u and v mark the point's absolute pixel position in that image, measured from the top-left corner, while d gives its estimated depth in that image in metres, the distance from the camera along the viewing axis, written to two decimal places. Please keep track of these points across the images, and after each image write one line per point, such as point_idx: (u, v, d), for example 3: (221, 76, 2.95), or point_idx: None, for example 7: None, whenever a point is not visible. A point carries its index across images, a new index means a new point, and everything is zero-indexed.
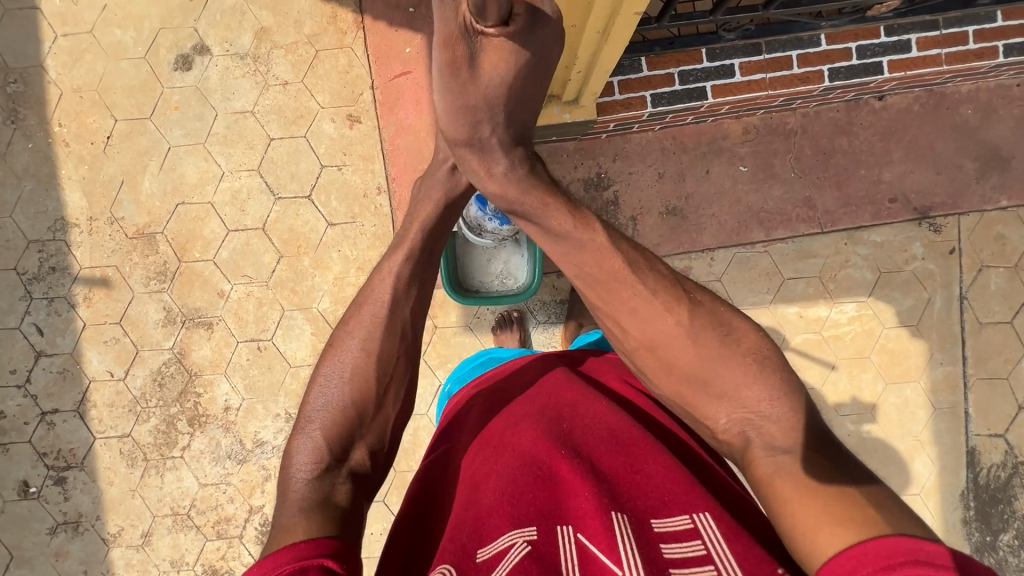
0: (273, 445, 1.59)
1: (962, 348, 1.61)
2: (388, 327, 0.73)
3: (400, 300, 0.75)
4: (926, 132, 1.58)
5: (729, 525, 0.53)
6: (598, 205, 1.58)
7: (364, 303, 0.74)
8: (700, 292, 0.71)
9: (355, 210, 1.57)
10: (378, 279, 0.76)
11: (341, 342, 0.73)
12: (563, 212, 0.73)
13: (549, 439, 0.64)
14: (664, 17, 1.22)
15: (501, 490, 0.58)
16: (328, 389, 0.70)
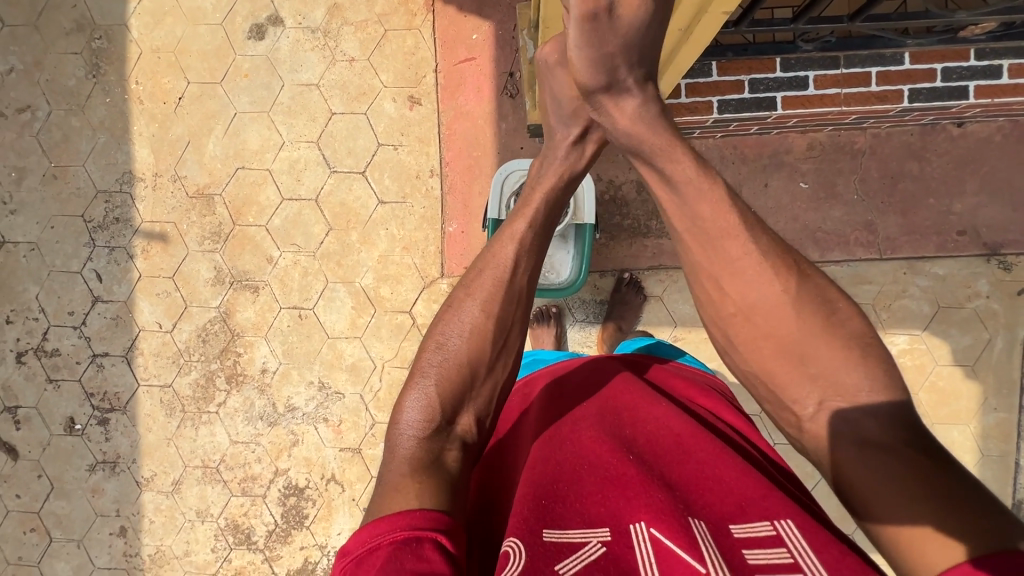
0: (304, 412, 1.63)
1: (1020, 395, 1.52)
2: (509, 294, 0.72)
3: (520, 267, 0.73)
4: (1005, 165, 1.50)
5: (815, 533, 0.53)
6: (650, 208, 1.55)
7: (486, 266, 0.72)
8: (813, 266, 0.67)
9: (406, 190, 1.58)
10: (501, 243, 0.73)
11: (471, 306, 0.70)
12: (684, 157, 0.68)
13: (610, 442, 0.66)
14: (743, 22, 1.19)
15: (568, 488, 0.60)
16: (444, 348, 0.69)
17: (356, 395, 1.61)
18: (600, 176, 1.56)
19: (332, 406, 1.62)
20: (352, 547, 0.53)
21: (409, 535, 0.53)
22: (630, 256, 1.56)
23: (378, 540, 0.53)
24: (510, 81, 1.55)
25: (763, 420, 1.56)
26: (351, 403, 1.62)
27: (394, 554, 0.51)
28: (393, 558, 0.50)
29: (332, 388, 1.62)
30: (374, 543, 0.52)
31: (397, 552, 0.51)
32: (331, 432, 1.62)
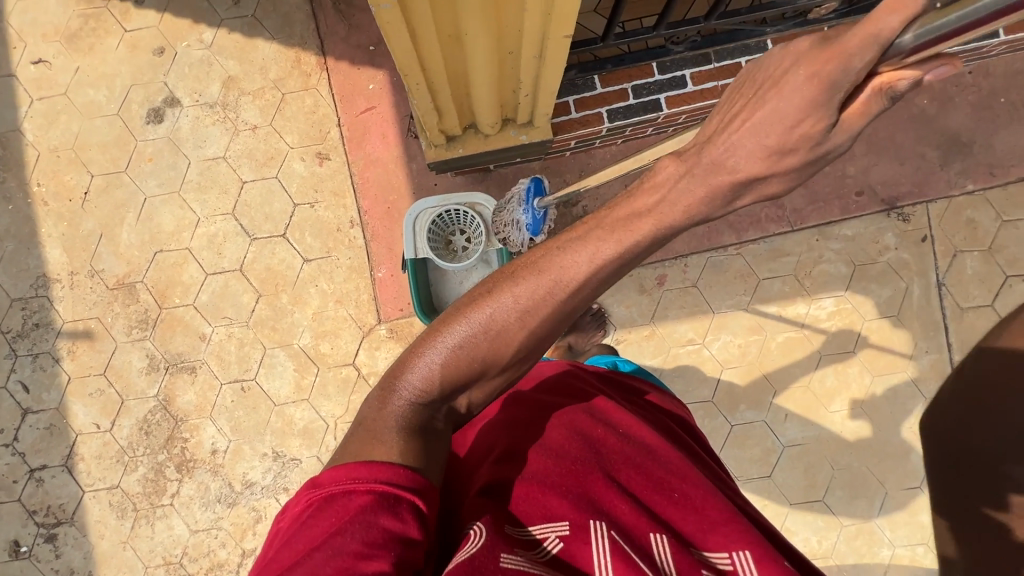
0: (263, 486, 1.58)
1: (946, 335, 1.60)
2: (559, 314, 0.60)
3: (586, 288, 0.58)
4: (884, 125, 1.61)
5: (768, 561, 0.52)
6: (569, 220, 1.60)
7: (545, 269, 0.58)
8: None
9: (330, 244, 1.59)
10: (573, 249, 0.57)
11: (521, 311, 0.59)
12: None
13: (583, 440, 0.65)
14: (609, 36, 1.24)
15: (534, 476, 0.59)
16: (472, 334, 0.60)
17: (313, 457, 1.58)
18: None
19: (290, 474, 1.58)
20: (327, 484, 0.51)
21: (383, 499, 0.49)
22: None
23: (356, 489, 0.50)
24: (413, 123, 1.58)
25: (716, 403, 1.59)
26: (310, 467, 1.58)
27: (366, 505, 0.49)
28: (356, 519, 0.47)
29: (288, 456, 1.58)
30: (349, 484, 0.50)
31: (363, 514, 0.48)
32: None
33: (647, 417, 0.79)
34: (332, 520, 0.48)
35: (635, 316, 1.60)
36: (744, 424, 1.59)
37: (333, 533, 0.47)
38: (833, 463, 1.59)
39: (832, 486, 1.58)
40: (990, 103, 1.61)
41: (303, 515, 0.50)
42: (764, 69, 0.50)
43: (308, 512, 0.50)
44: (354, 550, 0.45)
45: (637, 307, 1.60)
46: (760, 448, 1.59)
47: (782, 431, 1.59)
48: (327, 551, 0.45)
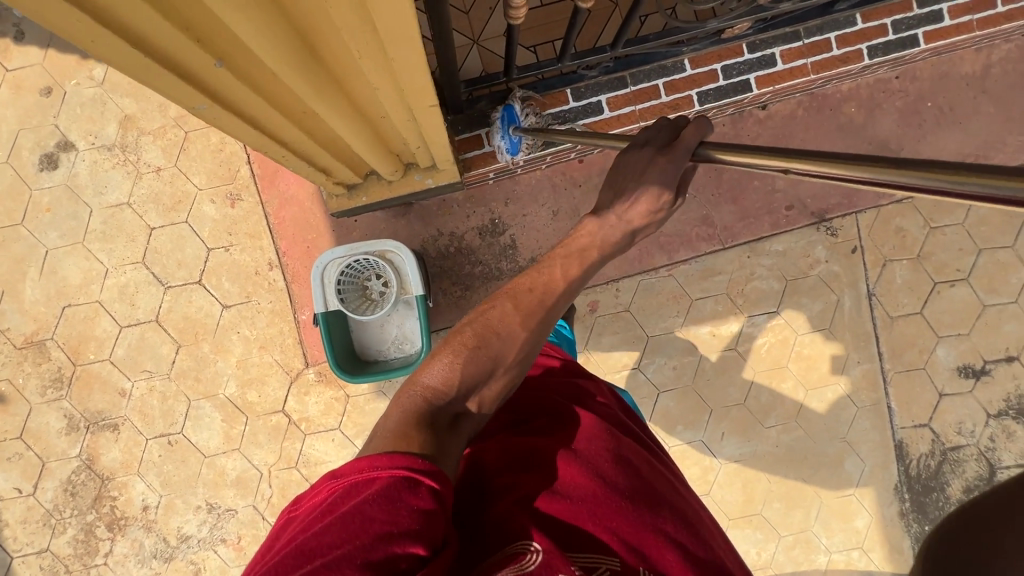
0: (199, 538, 1.54)
1: (877, 344, 1.61)
2: (550, 317, 0.75)
3: (563, 293, 0.76)
4: (813, 136, 1.58)
5: None
6: (497, 250, 1.55)
7: (532, 283, 0.75)
8: None
9: (249, 288, 1.53)
10: (550, 265, 0.77)
11: (527, 312, 0.73)
12: None
13: (628, 476, 0.68)
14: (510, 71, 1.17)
15: (585, 504, 0.61)
16: (480, 337, 0.71)
17: (249, 506, 1.55)
18: (441, 230, 1.54)
19: (226, 524, 1.54)
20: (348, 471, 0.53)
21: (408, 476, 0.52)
22: None
23: (378, 472, 0.52)
24: None
25: (654, 426, 1.59)
26: (246, 517, 1.55)
27: (390, 488, 0.51)
28: (385, 495, 0.50)
29: (222, 507, 1.54)
30: (371, 468, 0.53)
31: (389, 489, 0.51)
32: (232, 551, 1.55)
33: (662, 461, 0.83)
34: (353, 500, 0.50)
35: None
36: (683, 445, 1.60)
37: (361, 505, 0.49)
38: (770, 477, 1.61)
39: (770, 499, 1.61)
40: (917, 108, 1.59)
41: (322, 500, 0.52)
42: (636, 163, 0.75)
43: (330, 497, 0.51)
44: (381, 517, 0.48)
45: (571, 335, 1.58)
46: (699, 467, 1.60)
47: (720, 449, 1.60)
48: (354, 522, 0.48)
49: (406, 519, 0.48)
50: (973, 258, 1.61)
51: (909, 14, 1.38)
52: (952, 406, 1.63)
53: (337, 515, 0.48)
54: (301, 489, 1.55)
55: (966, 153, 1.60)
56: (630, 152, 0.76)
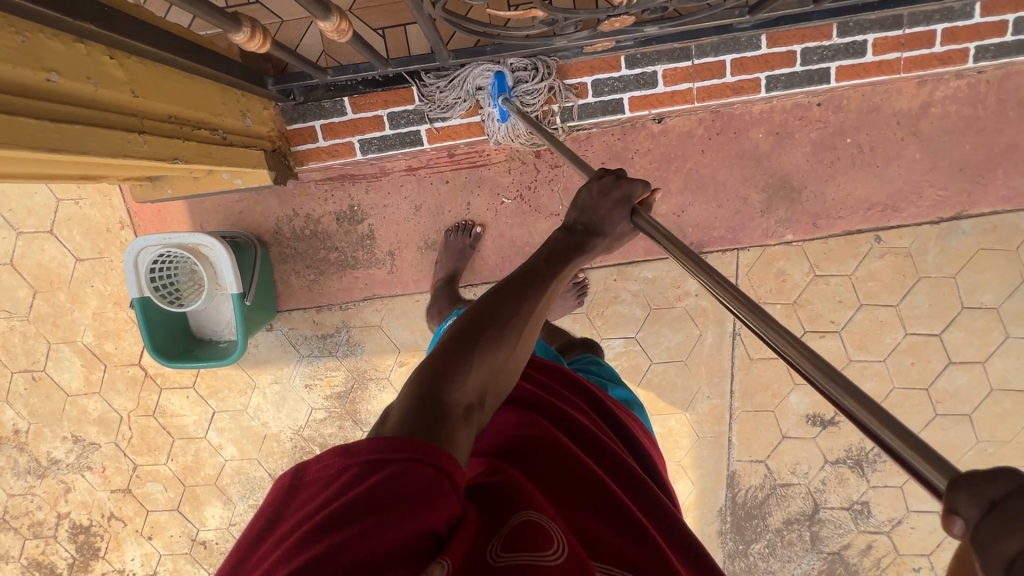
0: (67, 463, 1.68)
1: (730, 381, 1.60)
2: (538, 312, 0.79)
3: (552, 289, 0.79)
4: (709, 160, 1.43)
5: None
6: (353, 238, 1.50)
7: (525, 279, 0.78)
8: None
9: (100, 245, 1.51)
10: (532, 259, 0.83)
11: (528, 301, 0.75)
12: None
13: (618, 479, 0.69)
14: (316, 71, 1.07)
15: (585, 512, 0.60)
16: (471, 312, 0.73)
17: (112, 442, 1.67)
18: (296, 211, 1.48)
19: (91, 455, 1.68)
20: (358, 450, 0.52)
21: (433, 458, 0.52)
22: (342, 288, 1.53)
23: (389, 456, 0.51)
24: None
25: None
26: (110, 451, 1.67)
27: (390, 479, 0.49)
28: (411, 472, 0.50)
29: (87, 440, 1.66)
30: (388, 456, 0.51)
31: (412, 474, 0.50)
32: (99, 477, 1.69)
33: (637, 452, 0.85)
34: (376, 480, 0.49)
35: (420, 341, 1.57)
36: None
37: (384, 490, 0.48)
38: None
39: None
40: (833, 143, 1.42)
41: (338, 479, 0.50)
42: (596, 199, 0.85)
43: (349, 477, 0.50)
44: (415, 505, 0.48)
45: (421, 333, 1.56)
46: None
47: None
48: (383, 502, 0.47)
49: (435, 503, 0.50)
50: (850, 312, 1.53)
51: (825, 43, 1.19)
52: (793, 448, 1.65)
53: (361, 496, 0.48)
54: (159, 435, 1.66)
55: (874, 202, 1.46)
56: (595, 188, 0.86)
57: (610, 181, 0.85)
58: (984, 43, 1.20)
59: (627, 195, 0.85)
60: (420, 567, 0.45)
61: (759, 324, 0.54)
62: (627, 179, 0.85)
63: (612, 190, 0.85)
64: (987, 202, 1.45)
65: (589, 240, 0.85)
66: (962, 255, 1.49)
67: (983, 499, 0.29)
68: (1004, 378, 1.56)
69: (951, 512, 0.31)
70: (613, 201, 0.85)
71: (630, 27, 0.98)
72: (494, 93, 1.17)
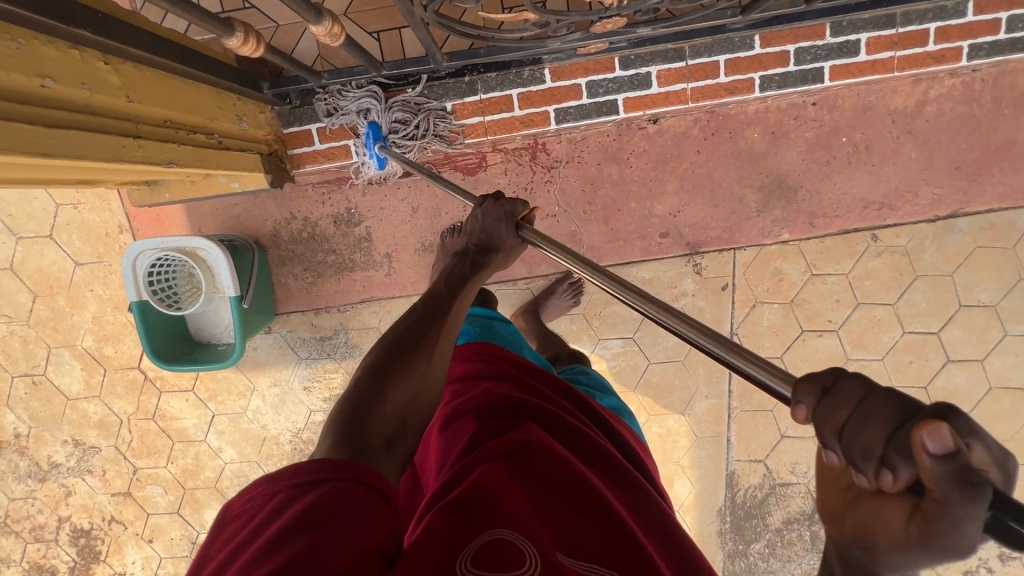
0: (68, 466, 1.69)
1: (728, 381, 1.60)
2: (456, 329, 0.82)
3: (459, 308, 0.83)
4: (705, 160, 1.43)
5: None
6: (351, 241, 1.50)
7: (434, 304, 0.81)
8: None
9: (100, 249, 1.52)
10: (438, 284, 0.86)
11: (437, 322, 0.78)
12: None
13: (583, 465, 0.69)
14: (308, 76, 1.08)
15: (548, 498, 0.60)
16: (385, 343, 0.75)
17: (112, 446, 1.67)
18: (293, 214, 1.49)
19: (92, 458, 1.68)
20: (282, 480, 0.53)
21: (355, 477, 0.55)
22: (339, 291, 1.54)
23: (314, 480, 0.53)
24: None
25: None
26: (110, 454, 1.68)
27: (317, 501, 0.51)
28: (336, 491, 0.52)
29: (87, 443, 1.67)
30: (313, 480, 0.53)
31: (336, 492, 0.52)
32: (99, 481, 1.70)
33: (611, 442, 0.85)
34: (303, 504, 0.50)
35: None
36: None
37: (311, 515, 0.49)
38: None
39: None
40: (829, 142, 1.42)
41: (264, 510, 0.51)
42: (482, 218, 0.90)
43: (273, 508, 0.51)
44: (343, 524, 0.49)
45: None
46: None
47: None
48: (310, 523, 0.49)
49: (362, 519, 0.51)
50: (847, 311, 1.53)
51: (818, 43, 1.19)
52: (792, 448, 1.65)
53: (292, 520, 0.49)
54: (159, 438, 1.67)
55: (871, 200, 1.46)
56: (480, 211, 0.90)
57: (495, 203, 0.88)
58: (977, 42, 1.20)
59: (512, 209, 0.89)
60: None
61: (675, 323, 0.57)
62: (507, 197, 0.89)
63: (490, 211, 0.89)
64: (984, 199, 1.45)
65: (486, 256, 0.87)
66: (960, 253, 1.49)
67: (815, 384, 0.38)
68: (1003, 376, 1.56)
69: (796, 402, 0.39)
70: (497, 215, 0.88)
71: (621, 29, 0.99)
72: (368, 140, 1.20)
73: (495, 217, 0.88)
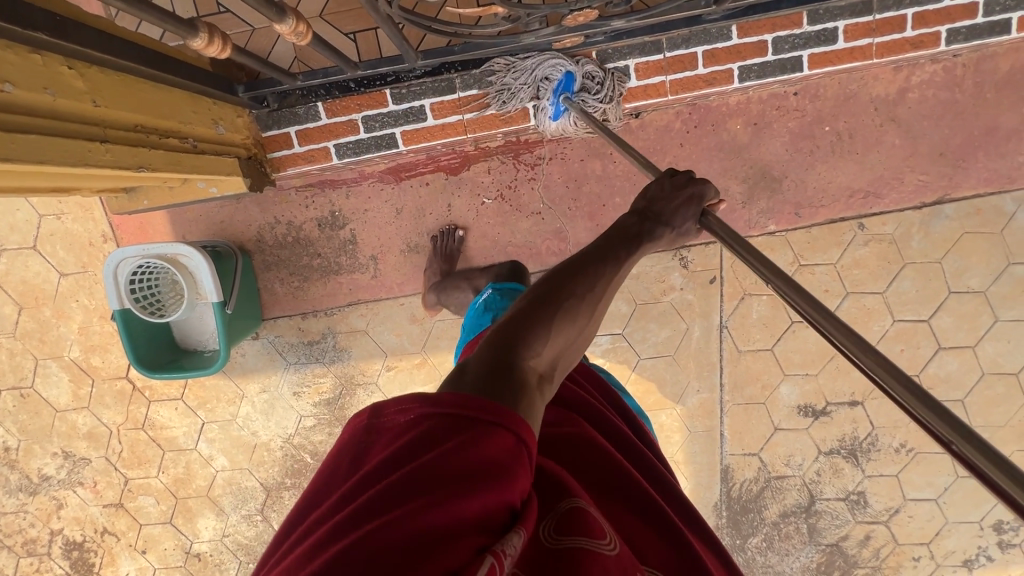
0: (58, 479, 1.68)
1: (720, 375, 1.59)
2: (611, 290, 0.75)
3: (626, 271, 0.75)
4: (688, 154, 1.43)
5: None
6: (336, 244, 1.50)
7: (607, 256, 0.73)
8: None
9: (84, 259, 1.51)
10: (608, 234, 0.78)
11: (603, 277, 0.71)
12: None
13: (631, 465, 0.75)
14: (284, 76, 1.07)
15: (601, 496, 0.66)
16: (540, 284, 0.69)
17: (102, 457, 1.66)
18: (278, 219, 1.48)
19: (82, 470, 1.67)
20: (442, 407, 0.52)
21: (509, 424, 0.52)
22: (326, 294, 1.53)
23: (474, 419, 0.51)
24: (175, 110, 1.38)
25: None
26: (100, 465, 1.67)
27: (478, 441, 0.50)
28: (488, 437, 0.51)
29: (77, 455, 1.66)
30: (478, 417, 0.52)
31: (489, 439, 0.51)
32: (90, 492, 1.69)
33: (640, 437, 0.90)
34: (454, 443, 0.49)
35: (407, 345, 1.57)
36: None
37: (459, 456, 0.49)
38: None
39: None
40: (812, 131, 1.42)
41: (416, 431, 0.51)
42: (669, 193, 0.79)
43: (424, 432, 0.51)
44: (486, 476, 0.48)
45: (407, 336, 1.56)
46: None
47: None
48: (458, 467, 0.48)
49: (514, 474, 0.51)
50: (837, 301, 1.52)
51: (796, 31, 1.18)
52: (786, 440, 1.64)
53: (452, 457, 0.49)
54: (149, 448, 1.65)
55: (857, 189, 1.46)
56: (668, 178, 0.80)
57: (687, 182, 0.79)
58: (955, 26, 1.20)
59: (705, 191, 0.79)
60: (496, 539, 0.46)
61: (852, 350, 0.49)
62: (700, 179, 0.80)
63: (687, 181, 0.80)
64: (969, 184, 1.45)
65: (654, 228, 0.78)
66: (947, 239, 1.48)
67: None
68: (995, 361, 1.55)
69: None
70: (687, 202, 0.79)
71: (594, 21, 1.00)
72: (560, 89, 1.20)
73: (686, 206, 0.78)
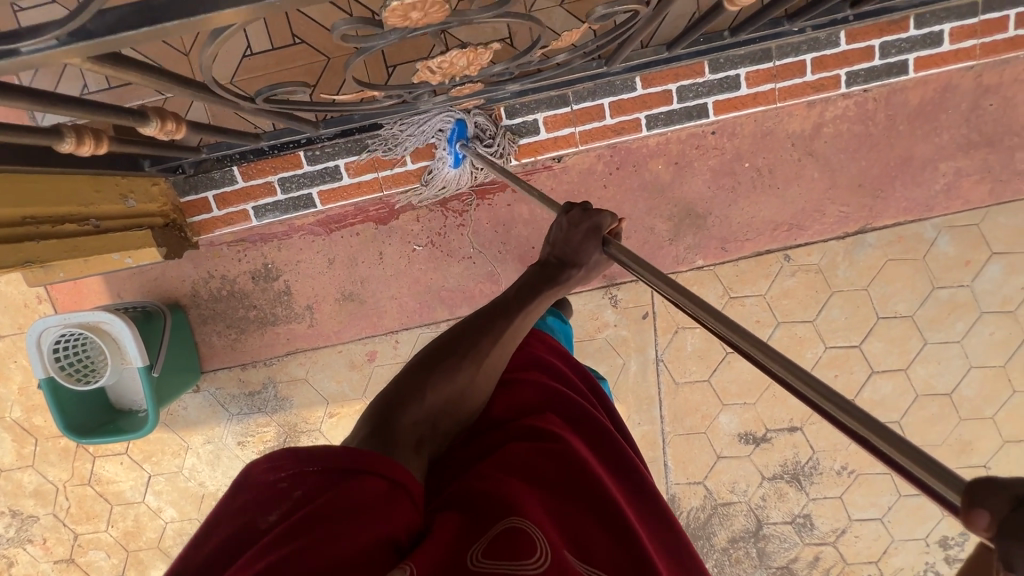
0: (7, 537, 1.68)
1: (659, 407, 1.61)
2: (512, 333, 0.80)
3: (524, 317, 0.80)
4: (612, 195, 1.45)
5: None
6: (270, 296, 1.51)
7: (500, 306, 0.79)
8: None
9: (20, 320, 1.52)
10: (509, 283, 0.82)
11: (497, 324, 0.77)
12: None
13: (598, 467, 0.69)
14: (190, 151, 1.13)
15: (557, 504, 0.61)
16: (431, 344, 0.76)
17: (50, 514, 1.66)
18: (211, 273, 1.49)
19: (31, 528, 1.67)
20: (312, 459, 0.52)
21: (390, 473, 0.54)
22: (264, 345, 1.55)
23: (347, 466, 0.53)
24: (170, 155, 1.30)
25: None
26: (48, 522, 1.67)
27: (349, 487, 0.51)
28: (368, 481, 0.52)
29: (25, 513, 1.66)
30: (351, 464, 0.53)
31: (368, 484, 0.52)
32: (40, 549, 1.68)
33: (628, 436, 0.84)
34: (331, 490, 0.51)
35: (348, 391, 1.58)
36: None
37: (334, 501, 0.49)
38: None
39: None
40: (733, 168, 1.43)
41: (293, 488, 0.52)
42: (569, 228, 0.81)
43: (305, 483, 0.51)
44: (365, 516, 0.49)
45: (348, 382, 1.57)
46: None
47: None
48: (333, 512, 0.48)
49: (393, 513, 0.51)
50: (769, 331, 1.55)
51: (699, 80, 1.31)
52: (729, 468, 1.66)
53: (318, 506, 0.49)
54: (96, 503, 1.66)
55: (780, 222, 1.48)
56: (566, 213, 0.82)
57: (587, 215, 0.80)
58: (854, 69, 1.34)
59: (603, 223, 0.80)
60: (381, 573, 0.46)
61: (748, 346, 0.51)
62: (594, 209, 0.80)
63: (586, 217, 0.80)
64: (890, 214, 1.48)
65: (563, 272, 0.80)
66: (871, 267, 1.51)
67: (1006, 493, 0.30)
68: (928, 383, 1.57)
69: (973, 507, 0.31)
70: (588, 234, 0.79)
71: (486, 88, 1.02)
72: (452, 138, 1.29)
73: (590, 244, 0.79)
